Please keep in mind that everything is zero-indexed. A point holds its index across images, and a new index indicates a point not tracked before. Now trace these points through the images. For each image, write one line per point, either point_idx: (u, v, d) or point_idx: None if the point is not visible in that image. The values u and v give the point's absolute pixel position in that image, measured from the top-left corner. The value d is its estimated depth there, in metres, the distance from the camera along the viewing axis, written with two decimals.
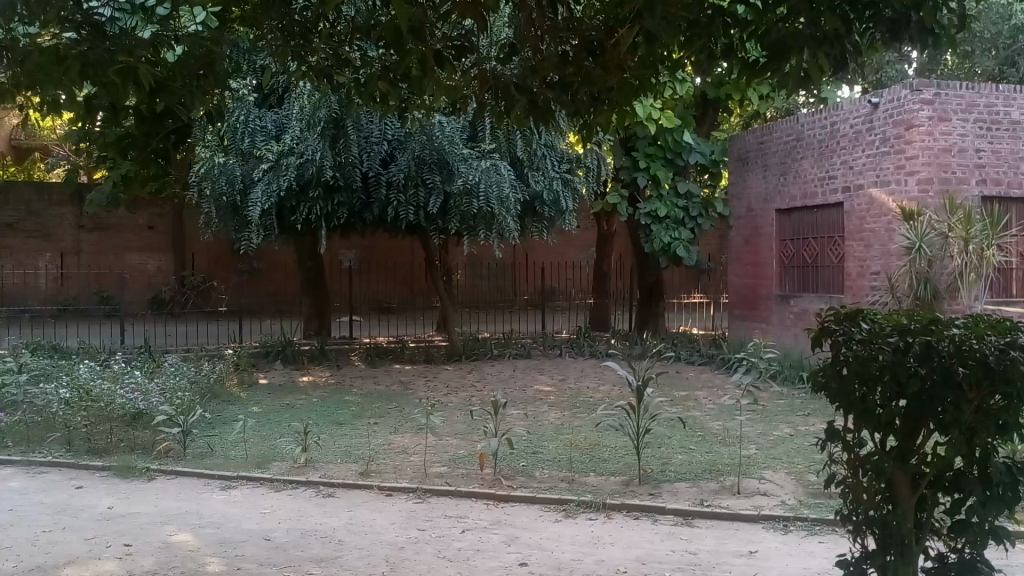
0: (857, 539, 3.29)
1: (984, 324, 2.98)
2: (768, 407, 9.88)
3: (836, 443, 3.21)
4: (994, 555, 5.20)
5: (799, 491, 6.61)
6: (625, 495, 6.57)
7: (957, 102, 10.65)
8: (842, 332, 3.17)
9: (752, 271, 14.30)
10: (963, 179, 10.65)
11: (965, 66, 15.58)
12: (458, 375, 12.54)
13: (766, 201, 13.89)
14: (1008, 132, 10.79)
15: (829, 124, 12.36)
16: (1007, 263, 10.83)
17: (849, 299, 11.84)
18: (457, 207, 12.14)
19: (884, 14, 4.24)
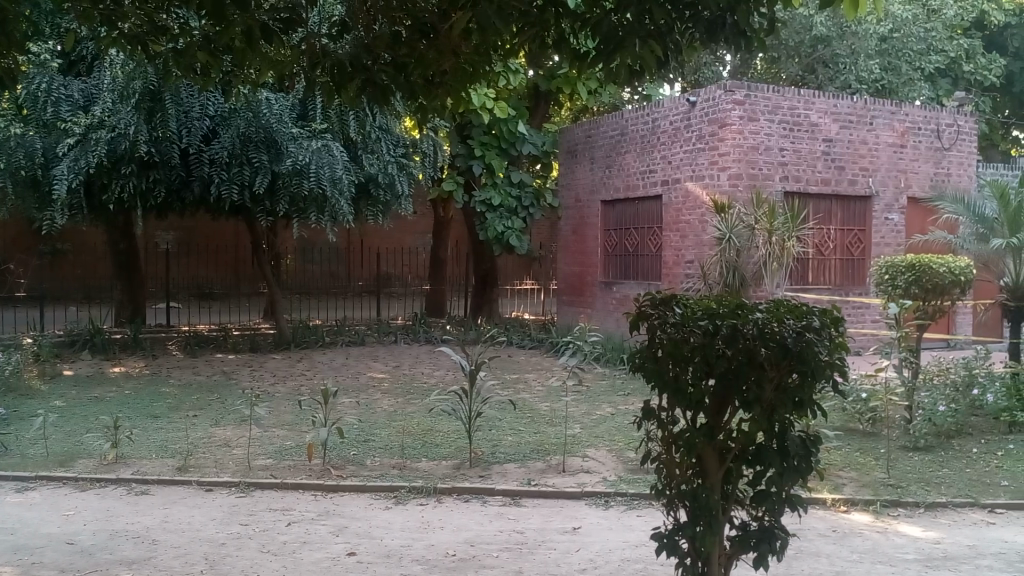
0: (669, 512, 3.50)
1: (784, 308, 3.21)
2: (592, 387, 10.29)
3: (651, 422, 3.37)
4: (789, 520, 5.70)
5: (619, 467, 6.92)
6: (456, 479, 6.60)
7: (764, 103, 11.49)
8: (657, 316, 3.32)
9: (580, 259, 14.83)
10: (768, 176, 11.55)
11: (773, 70, 17.05)
12: (287, 363, 12.13)
13: (593, 192, 14.44)
14: (807, 133, 11.79)
15: (651, 119, 12.95)
16: (805, 254, 11.86)
17: (666, 286, 12.49)
18: (285, 187, 11.65)
19: (702, 16, 4.46)
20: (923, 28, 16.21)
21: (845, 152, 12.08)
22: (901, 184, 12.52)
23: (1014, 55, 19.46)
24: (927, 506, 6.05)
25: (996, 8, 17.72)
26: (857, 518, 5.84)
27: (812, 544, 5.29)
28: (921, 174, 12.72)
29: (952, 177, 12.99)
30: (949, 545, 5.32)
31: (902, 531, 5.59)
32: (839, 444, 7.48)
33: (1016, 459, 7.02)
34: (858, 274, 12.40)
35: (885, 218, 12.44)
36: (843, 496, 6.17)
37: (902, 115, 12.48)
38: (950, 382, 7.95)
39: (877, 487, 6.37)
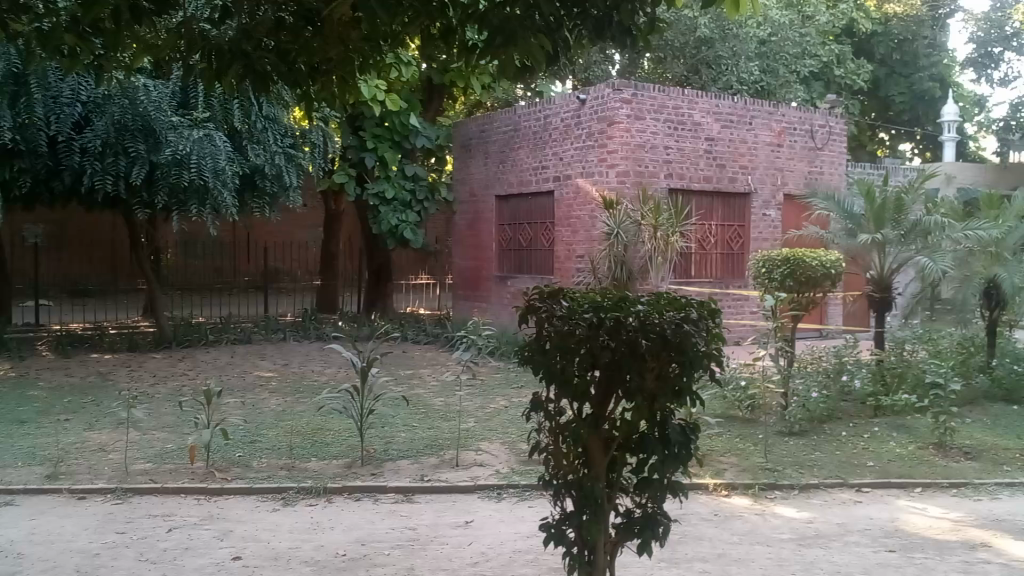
0: (557, 502, 3.54)
1: (664, 301, 3.29)
2: (486, 381, 10.33)
3: (538, 413, 3.39)
4: (672, 507, 5.89)
5: (512, 460, 6.98)
6: (347, 478, 6.48)
7: (649, 103, 11.82)
8: (545, 309, 3.32)
9: (474, 253, 14.86)
10: (653, 173, 11.89)
11: (660, 70, 17.44)
12: (168, 363, 11.61)
13: (486, 187, 14.50)
14: (690, 132, 12.19)
15: (543, 116, 13.09)
16: (688, 248, 12.28)
17: (558, 280, 12.65)
18: (164, 178, 11.13)
19: (591, 14, 4.51)
20: (799, 33, 16.97)
21: (725, 150, 12.56)
22: (778, 182, 13.14)
23: (881, 61, 20.74)
24: (801, 488, 6.38)
25: (863, 16, 18.89)
26: (737, 502, 6.09)
27: (695, 529, 5.48)
28: (796, 173, 13.38)
29: (825, 175, 13.72)
30: (821, 524, 5.63)
31: (779, 513, 5.87)
32: (720, 431, 7.78)
33: (880, 440, 7.49)
34: (738, 268, 12.94)
35: (763, 214, 13.03)
36: (725, 480, 6.43)
37: (779, 115, 13.10)
38: (822, 369, 8.41)
39: (756, 471, 6.66)
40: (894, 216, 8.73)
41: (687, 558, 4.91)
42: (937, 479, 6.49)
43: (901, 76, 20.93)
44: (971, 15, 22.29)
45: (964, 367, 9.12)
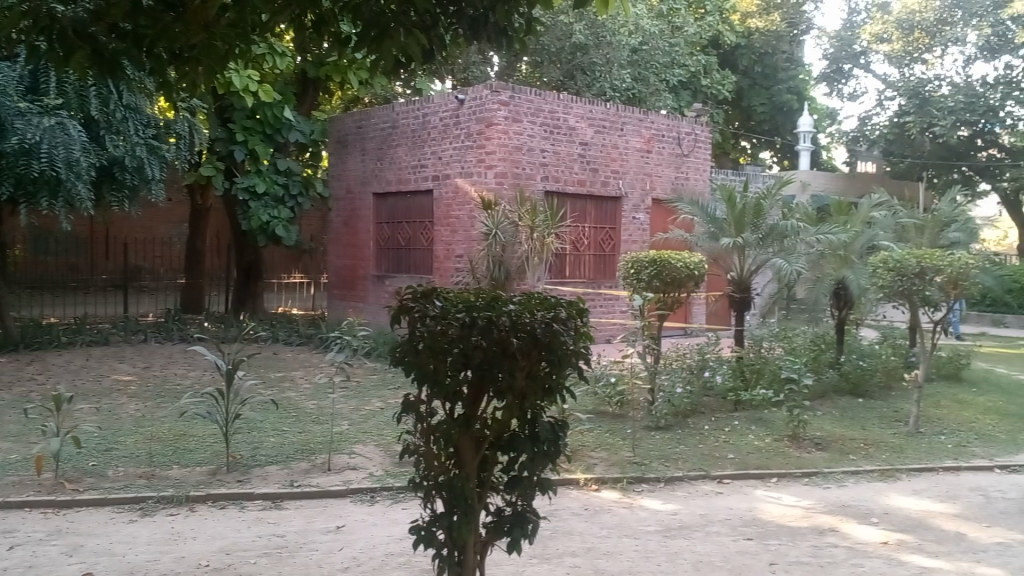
0: (427, 504, 3.51)
1: (535, 300, 3.32)
2: (360, 382, 10.16)
3: (409, 415, 3.35)
4: (542, 504, 5.97)
5: (385, 462, 6.88)
6: (211, 485, 6.21)
7: (526, 106, 11.96)
8: (417, 309, 3.28)
9: (350, 251, 14.59)
10: (530, 175, 12.03)
11: (537, 73, 17.66)
12: (12, 367, 10.77)
13: (363, 184, 14.28)
14: (566, 136, 12.43)
15: (421, 114, 13.00)
16: (563, 249, 12.51)
17: (436, 280, 12.61)
18: (9, 168, 10.35)
19: (466, 12, 4.52)
20: (668, 43, 17.64)
21: (598, 155, 12.88)
22: (647, 187, 13.61)
23: (743, 72, 21.82)
24: (666, 481, 6.62)
25: (728, 29, 19.96)
26: (606, 496, 6.26)
27: (566, 524, 5.58)
28: (664, 178, 13.89)
29: (690, 181, 14.33)
30: (685, 515, 5.85)
31: (645, 506, 6.06)
32: (591, 427, 7.97)
33: (739, 433, 7.87)
34: (610, 269, 13.30)
35: (633, 217, 13.45)
36: (595, 475, 6.59)
37: (648, 122, 13.58)
38: (685, 365, 8.77)
39: (625, 465, 6.86)
40: (753, 220, 9.21)
41: (558, 553, 4.99)
42: (791, 469, 6.88)
43: (762, 88, 22.10)
44: (824, 33, 23.82)
45: (815, 363, 9.69)
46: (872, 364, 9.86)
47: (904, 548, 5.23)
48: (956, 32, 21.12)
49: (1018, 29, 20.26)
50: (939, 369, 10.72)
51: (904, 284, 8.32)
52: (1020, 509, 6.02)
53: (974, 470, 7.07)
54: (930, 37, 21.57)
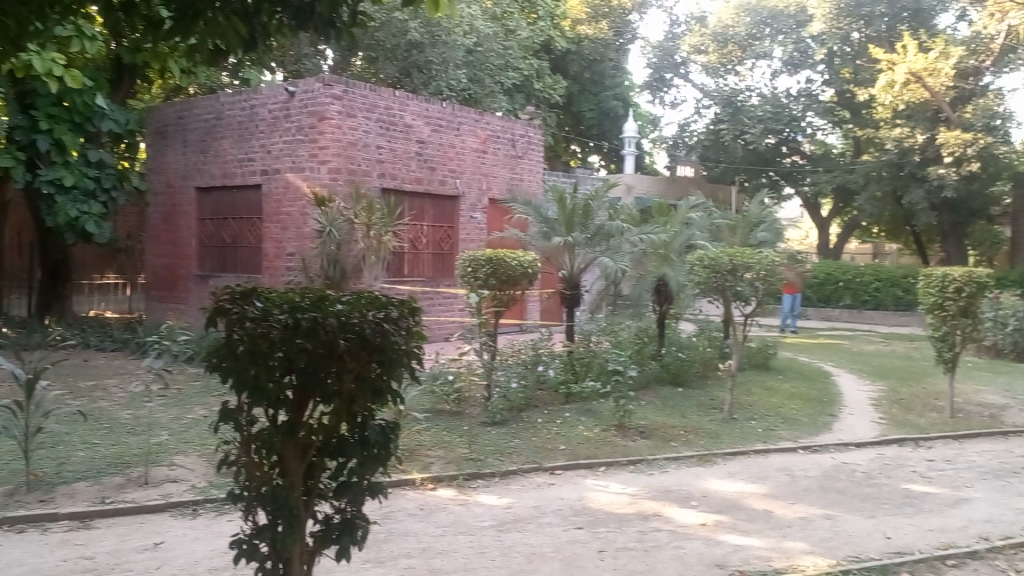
0: (248, 517, 3.34)
1: (364, 300, 3.23)
2: (182, 389, 9.58)
3: (228, 423, 3.17)
4: (375, 507, 5.88)
5: (209, 473, 6.53)
6: (7, 508, 5.63)
7: (360, 101, 11.73)
8: (236, 311, 3.10)
9: (171, 250, 13.75)
10: (365, 172, 11.80)
11: (372, 69, 17.38)
12: None
13: (185, 178, 13.49)
14: (401, 133, 12.31)
15: (249, 106, 12.45)
16: (400, 248, 12.37)
17: (266, 279, 12.10)
18: None
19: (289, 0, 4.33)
20: (501, 46, 17.93)
21: (435, 153, 12.86)
22: (484, 187, 13.76)
23: (574, 78, 22.55)
24: (501, 475, 6.71)
25: (559, 34, 20.59)
26: (442, 494, 6.25)
27: (400, 525, 5.52)
28: (500, 178, 14.11)
29: (524, 182, 14.66)
30: (518, 508, 5.95)
31: (480, 501, 6.11)
32: (428, 425, 7.94)
33: (570, 425, 8.11)
34: (447, 268, 13.32)
35: (470, 216, 13.55)
36: (431, 474, 6.57)
37: (484, 123, 13.74)
38: (520, 361, 8.94)
39: (461, 462, 6.89)
40: (582, 221, 9.54)
41: (392, 556, 4.92)
42: (618, 458, 7.17)
43: (590, 93, 22.93)
44: (648, 43, 25.04)
45: (639, 356, 10.16)
46: (690, 355, 10.48)
47: (720, 528, 5.57)
48: (764, 47, 22.94)
49: (816, 46, 22.22)
50: (750, 358, 11.55)
51: (718, 280, 8.91)
52: (819, 485, 6.60)
53: (781, 451, 7.66)
54: (742, 51, 23.35)
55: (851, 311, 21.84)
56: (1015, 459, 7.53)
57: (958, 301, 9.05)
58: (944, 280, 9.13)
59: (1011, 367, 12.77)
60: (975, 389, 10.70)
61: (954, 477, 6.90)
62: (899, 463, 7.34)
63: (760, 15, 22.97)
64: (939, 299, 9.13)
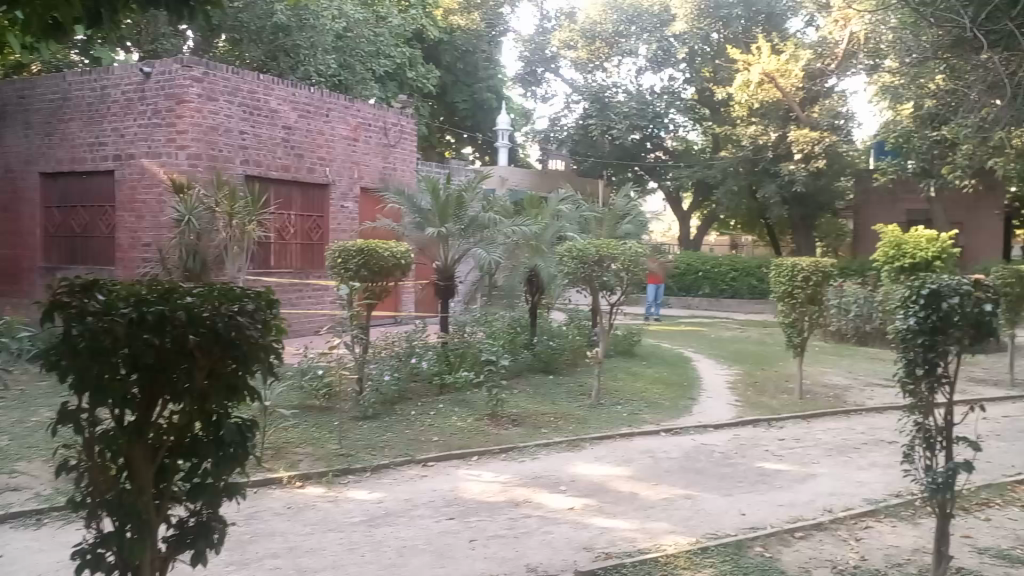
0: (92, 524, 3.12)
1: (217, 292, 3.09)
2: (24, 391, 8.89)
3: (68, 426, 2.94)
4: (234, 508, 5.65)
5: (56, 479, 6.09)
6: None
7: (222, 84, 11.23)
8: (74, 305, 2.86)
9: (12, 240, 12.72)
10: (228, 158, 11.30)
11: (236, 51, 16.65)
12: None
13: (27, 162, 12.48)
14: (267, 118, 11.88)
15: (99, 87, 11.67)
16: (266, 239, 11.96)
17: (119, 271, 11.42)
18: None
19: None
20: (372, 33, 17.63)
21: (302, 140, 12.48)
22: (355, 175, 13.51)
23: (447, 68, 22.44)
24: (372, 470, 6.62)
25: (431, 24, 20.42)
26: (311, 491, 6.10)
27: (266, 525, 5.35)
28: (371, 167, 13.88)
29: (396, 172, 14.49)
30: (389, 502, 5.89)
31: (351, 497, 6.01)
32: (296, 422, 7.71)
33: (443, 416, 8.10)
34: (316, 259, 12.97)
35: (341, 205, 13.27)
36: (299, 471, 6.40)
37: (354, 110, 13.46)
38: (393, 354, 8.84)
39: (331, 458, 6.75)
40: (456, 212, 9.49)
41: (258, 557, 4.77)
42: (490, 447, 7.22)
43: (464, 85, 22.90)
44: (519, 36, 25.24)
45: (512, 345, 10.26)
46: (561, 344, 10.68)
47: (588, 511, 5.72)
48: (629, 45, 23.67)
49: (678, 46, 23.18)
50: (616, 346, 11.93)
51: (586, 270, 9.11)
52: (680, 466, 6.89)
53: (645, 435, 7.96)
54: (609, 48, 23.97)
55: (709, 299, 22.94)
56: (855, 435, 8.14)
57: (806, 289, 9.66)
58: (793, 269, 9.74)
59: (851, 350, 13.80)
60: (820, 371, 11.49)
61: (802, 454, 7.38)
62: (753, 443, 7.78)
63: (625, 13, 23.60)
64: (789, 287, 9.74)
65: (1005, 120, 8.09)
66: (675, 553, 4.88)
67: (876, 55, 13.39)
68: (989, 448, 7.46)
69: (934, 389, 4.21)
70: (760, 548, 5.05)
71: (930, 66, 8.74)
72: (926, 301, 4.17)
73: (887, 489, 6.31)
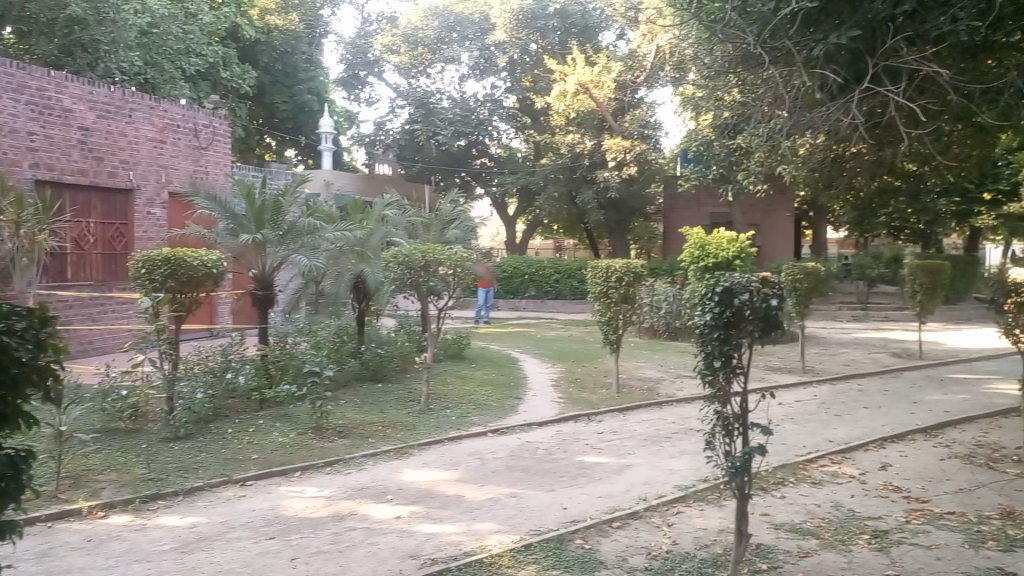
0: None
1: None
2: None
3: None
4: (17, 548, 5.08)
5: None
6: None
7: (6, 80, 10.20)
8: None
9: None
10: (14, 162, 10.27)
11: (24, 44, 15.15)
12: None
13: None
14: (60, 118, 10.92)
15: None
16: (61, 249, 10.99)
17: None
18: None
19: None
20: (181, 29, 16.70)
21: (101, 142, 11.58)
22: (163, 179, 12.71)
23: (264, 68, 21.55)
24: (185, 493, 6.22)
25: (246, 23, 19.59)
26: (115, 521, 5.64)
27: (62, 562, 4.88)
28: (180, 171, 13.11)
29: (209, 176, 13.77)
30: (203, 527, 5.55)
31: (161, 524, 5.61)
32: (97, 447, 7.11)
33: (264, 432, 7.77)
34: (120, 270, 12.05)
35: (147, 212, 12.43)
36: (101, 500, 5.90)
37: (160, 110, 12.66)
38: (207, 369, 8.37)
39: (138, 484, 6.28)
40: (273, 217, 9.13)
41: None
42: (313, 461, 7.00)
43: (283, 86, 22.11)
44: (340, 39, 24.79)
45: (337, 354, 9.98)
46: (388, 351, 10.52)
47: (415, 519, 5.67)
48: (451, 52, 23.88)
49: (499, 54, 23.69)
50: (446, 350, 11.91)
51: (412, 275, 9.03)
52: (506, 466, 6.99)
53: (472, 437, 8.01)
54: (431, 54, 24.09)
55: (535, 301, 23.48)
56: (668, 425, 8.61)
57: (620, 289, 10.13)
58: (608, 271, 10.17)
59: (664, 345, 14.60)
60: (636, 365, 12.08)
61: (620, 445, 7.72)
62: (575, 438, 8.04)
63: (447, 20, 23.84)
64: (605, 287, 10.16)
65: (789, 131, 8.84)
66: (499, 553, 4.93)
67: (679, 68, 14.25)
68: (783, 431, 8.14)
69: (730, 378, 4.51)
70: (580, 540, 5.21)
71: (726, 78, 9.40)
72: (720, 298, 4.42)
73: (695, 474, 6.73)
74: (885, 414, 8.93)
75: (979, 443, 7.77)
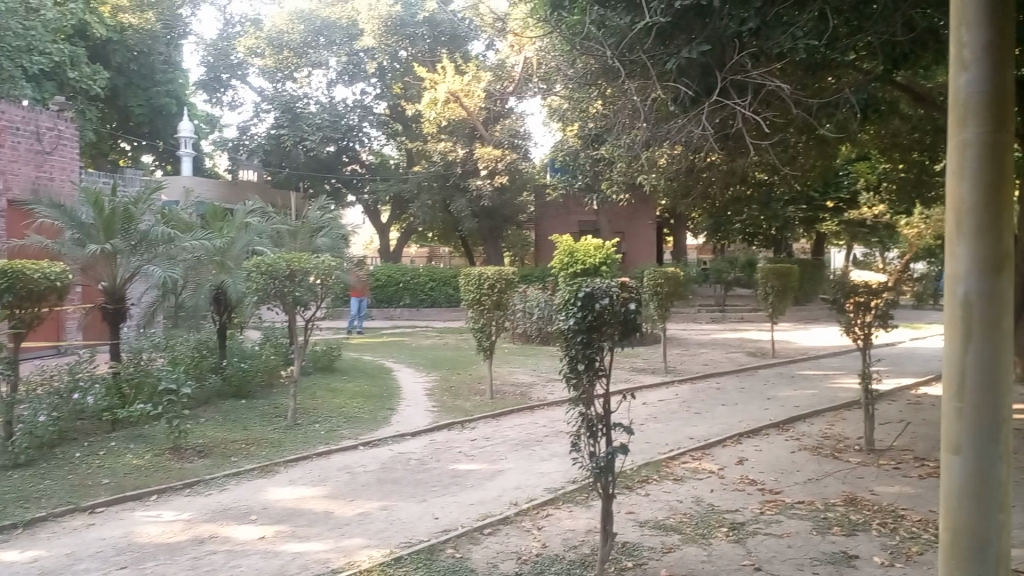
0: None
1: None
2: None
3: None
4: None
5: None
6: None
7: None
8: None
9: None
10: None
11: None
12: None
13: None
14: None
15: None
16: None
17: None
18: None
19: None
20: (21, 25, 15.60)
21: None
22: (0, 186, 11.77)
23: (117, 69, 20.31)
24: (25, 525, 5.76)
25: (97, 21, 18.36)
26: None
27: None
28: (21, 176, 12.19)
29: (55, 181, 12.86)
30: (45, 560, 5.15)
31: None
32: None
33: (116, 454, 7.32)
34: None
35: None
36: None
37: None
38: (51, 389, 7.80)
39: None
40: (124, 225, 8.63)
41: None
42: (171, 483, 6.65)
43: (138, 88, 20.95)
44: (200, 40, 23.93)
45: (197, 369, 9.52)
46: (253, 365, 10.10)
47: (280, 538, 5.48)
48: (318, 56, 23.42)
49: (368, 60, 23.44)
50: (316, 362, 11.63)
51: (276, 285, 8.71)
52: (376, 479, 6.87)
53: (343, 450, 7.84)
54: (297, 58, 23.45)
55: (409, 309, 23.32)
56: (539, 429, 8.72)
57: (492, 295, 10.19)
58: (480, 278, 10.22)
59: (536, 350, 14.83)
60: (509, 371, 12.20)
61: (492, 451, 7.76)
62: (448, 446, 8.02)
63: (315, 23, 23.23)
64: (477, 294, 10.19)
65: (648, 141, 9.19)
66: (368, 568, 4.83)
67: (546, 78, 14.53)
68: (648, 430, 8.41)
69: (593, 381, 4.62)
70: (451, 550, 5.18)
71: (588, 90, 9.64)
72: (583, 303, 4.49)
73: (565, 476, 6.84)
74: (741, 411, 9.40)
75: (824, 435, 8.31)
